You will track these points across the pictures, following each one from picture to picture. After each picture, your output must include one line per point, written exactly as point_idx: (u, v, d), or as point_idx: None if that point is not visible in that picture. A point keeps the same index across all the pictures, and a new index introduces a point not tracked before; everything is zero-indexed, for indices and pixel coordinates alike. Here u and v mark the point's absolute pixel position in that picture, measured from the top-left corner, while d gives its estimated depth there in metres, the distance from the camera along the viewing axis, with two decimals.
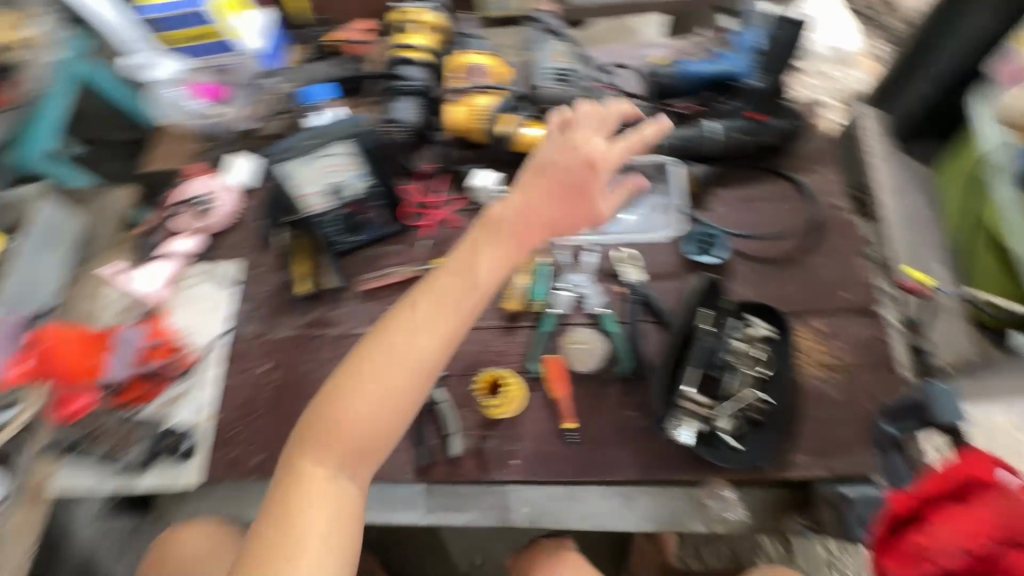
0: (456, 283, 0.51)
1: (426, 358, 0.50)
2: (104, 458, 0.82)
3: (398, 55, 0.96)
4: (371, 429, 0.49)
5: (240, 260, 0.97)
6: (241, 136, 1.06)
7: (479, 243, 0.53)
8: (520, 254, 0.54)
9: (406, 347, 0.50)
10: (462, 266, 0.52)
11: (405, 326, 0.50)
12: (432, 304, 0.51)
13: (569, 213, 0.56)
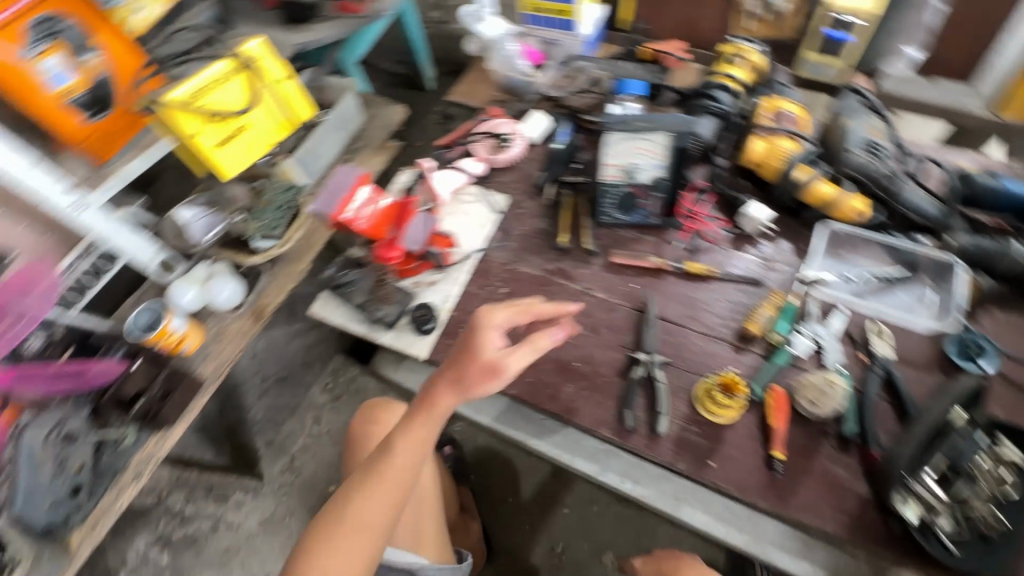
0: (377, 499, 0.74)
1: (373, 515, 0.74)
2: (362, 304, 0.97)
3: (715, 79, 1.06)
4: (339, 561, 0.72)
5: (510, 197, 1.10)
6: (541, 97, 1.20)
7: (376, 487, 0.75)
8: (468, 387, 0.75)
9: (347, 530, 0.73)
10: (377, 478, 0.76)
11: (350, 526, 0.73)
12: (344, 524, 0.74)
13: (468, 379, 0.75)
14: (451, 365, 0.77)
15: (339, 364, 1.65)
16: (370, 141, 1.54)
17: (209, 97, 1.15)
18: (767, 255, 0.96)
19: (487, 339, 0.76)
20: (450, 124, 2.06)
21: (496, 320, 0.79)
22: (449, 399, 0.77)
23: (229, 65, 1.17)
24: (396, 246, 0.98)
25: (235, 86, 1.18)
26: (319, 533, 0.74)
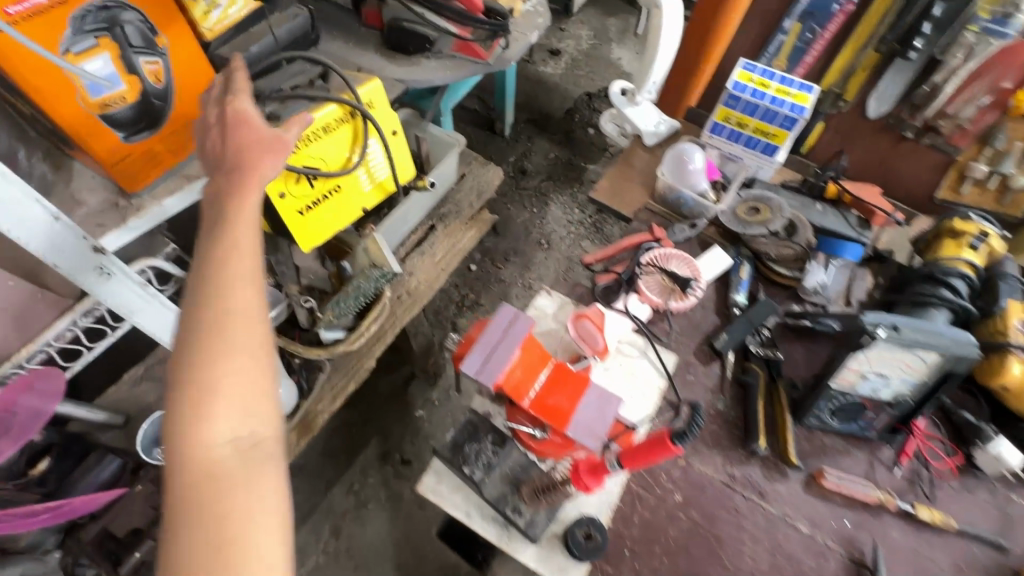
0: (246, 229, 0.54)
1: (249, 249, 0.53)
2: (500, 503, 0.70)
3: (948, 263, 0.87)
4: (239, 330, 0.49)
5: (679, 356, 0.87)
6: (715, 227, 0.99)
7: (238, 217, 0.54)
8: (265, 134, 0.60)
9: (230, 271, 0.51)
10: (228, 219, 0.54)
11: (224, 266, 0.51)
12: (206, 268, 0.51)
13: (255, 144, 0.59)
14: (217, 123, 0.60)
15: (369, 460, 1.37)
16: (461, 208, 1.27)
17: (308, 147, 0.86)
18: (1008, 507, 0.77)
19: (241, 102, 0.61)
20: (523, 180, 1.82)
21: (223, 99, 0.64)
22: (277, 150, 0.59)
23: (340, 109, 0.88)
24: (598, 471, 0.67)
25: (340, 136, 0.90)
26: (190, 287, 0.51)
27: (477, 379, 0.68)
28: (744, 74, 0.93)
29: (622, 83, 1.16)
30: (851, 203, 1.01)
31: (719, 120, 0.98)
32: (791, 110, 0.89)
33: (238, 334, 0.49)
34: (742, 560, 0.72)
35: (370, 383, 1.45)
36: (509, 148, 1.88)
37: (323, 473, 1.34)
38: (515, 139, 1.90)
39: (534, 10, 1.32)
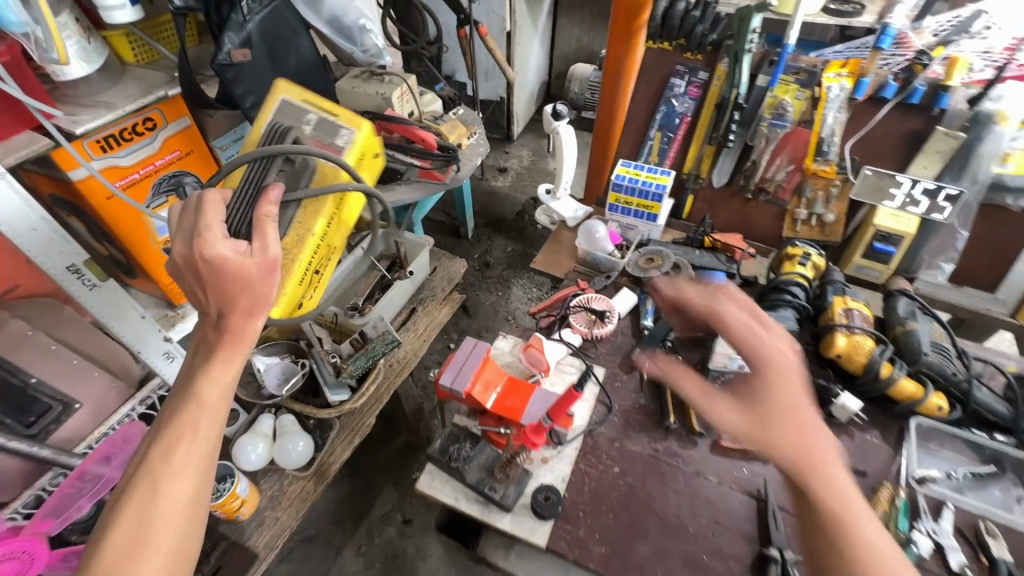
0: (206, 420, 0.65)
1: (201, 440, 0.64)
2: (480, 487, 0.93)
3: (787, 276, 1.21)
4: (164, 519, 0.59)
5: (608, 368, 1.15)
6: (627, 275, 1.32)
7: (195, 408, 0.65)
8: (252, 291, 0.69)
9: (175, 458, 0.62)
10: (195, 402, 0.65)
11: (163, 471, 0.61)
12: (157, 457, 0.62)
13: (235, 299, 0.68)
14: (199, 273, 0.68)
15: (374, 523, 1.53)
16: (435, 292, 1.60)
17: (316, 258, 0.93)
18: (860, 442, 1.02)
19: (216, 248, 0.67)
20: (488, 271, 2.17)
21: (212, 199, 0.73)
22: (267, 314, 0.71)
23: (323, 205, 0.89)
24: (540, 431, 0.95)
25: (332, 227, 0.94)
26: (138, 467, 0.61)
27: (451, 387, 0.95)
28: (624, 168, 1.33)
29: (547, 187, 1.58)
30: (722, 247, 1.37)
31: (613, 202, 1.37)
32: (657, 188, 1.28)
33: (162, 536, 0.59)
34: (671, 505, 0.94)
35: (371, 454, 1.65)
36: (472, 247, 2.26)
37: (333, 539, 1.50)
38: (477, 240, 2.30)
39: (476, 142, 1.77)
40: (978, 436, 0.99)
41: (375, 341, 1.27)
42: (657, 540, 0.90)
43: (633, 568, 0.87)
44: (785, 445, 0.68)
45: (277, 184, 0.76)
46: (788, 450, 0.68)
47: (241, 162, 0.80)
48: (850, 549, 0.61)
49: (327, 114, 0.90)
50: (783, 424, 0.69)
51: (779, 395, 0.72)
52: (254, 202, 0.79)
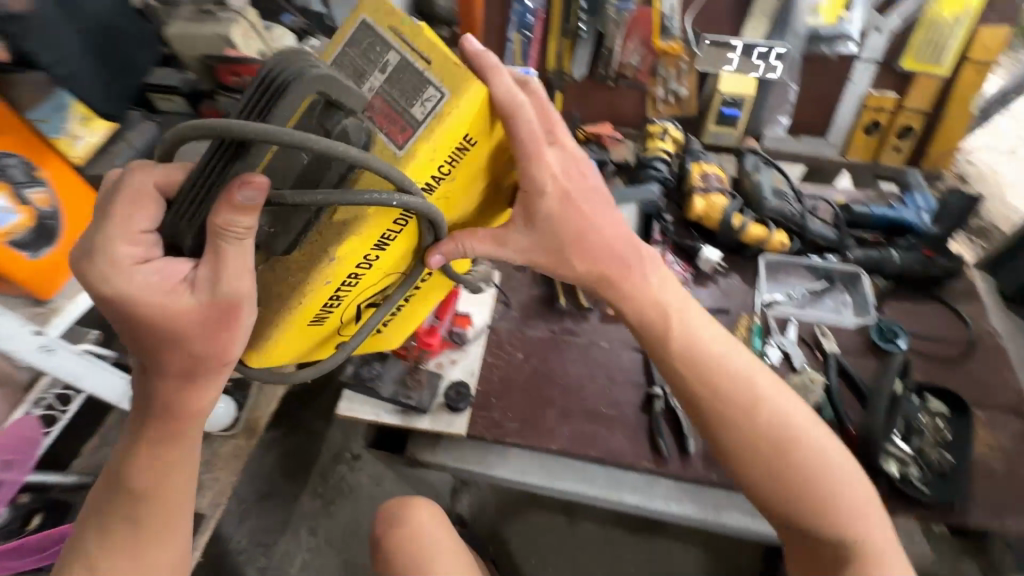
0: (154, 508, 0.66)
1: (150, 522, 0.67)
2: (396, 399, 1.00)
3: (650, 153, 1.30)
4: None
5: (502, 270, 1.21)
6: None
7: (136, 496, 0.66)
8: (197, 351, 0.60)
9: (121, 539, 0.66)
10: (135, 488, 0.66)
11: (108, 548, 0.66)
12: (103, 535, 0.67)
13: (186, 368, 0.62)
14: (138, 334, 0.59)
15: (325, 466, 1.59)
16: None
17: (380, 282, 0.77)
18: (723, 286, 1.17)
19: (174, 311, 0.57)
20: None
21: (140, 197, 0.58)
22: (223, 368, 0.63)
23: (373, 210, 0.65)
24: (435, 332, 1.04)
25: (387, 245, 0.70)
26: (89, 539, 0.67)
27: None
28: None
29: None
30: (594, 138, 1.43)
31: None
32: None
33: None
34: (571, 375, 1.06)
35: (308, 406, 1.68)
36: None
37: (288, 490, 1.55)
38: None
39: None
40: (813, 260, 1.16)
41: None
42: (562, 405, 1.02)
43: (543, 433, 0.99)
44: (575, 266, 0.79)
45: (252, 182, 0.52)
46: (642, 310, 0.80)
47: (190, 134, 0.54)
48: (822, 502, 0.70)
49: (415, 50, 0.62)
50: (577, 245, 0.77)
51: (571, 220, 0.75)
52: (204, 201, 0.57)
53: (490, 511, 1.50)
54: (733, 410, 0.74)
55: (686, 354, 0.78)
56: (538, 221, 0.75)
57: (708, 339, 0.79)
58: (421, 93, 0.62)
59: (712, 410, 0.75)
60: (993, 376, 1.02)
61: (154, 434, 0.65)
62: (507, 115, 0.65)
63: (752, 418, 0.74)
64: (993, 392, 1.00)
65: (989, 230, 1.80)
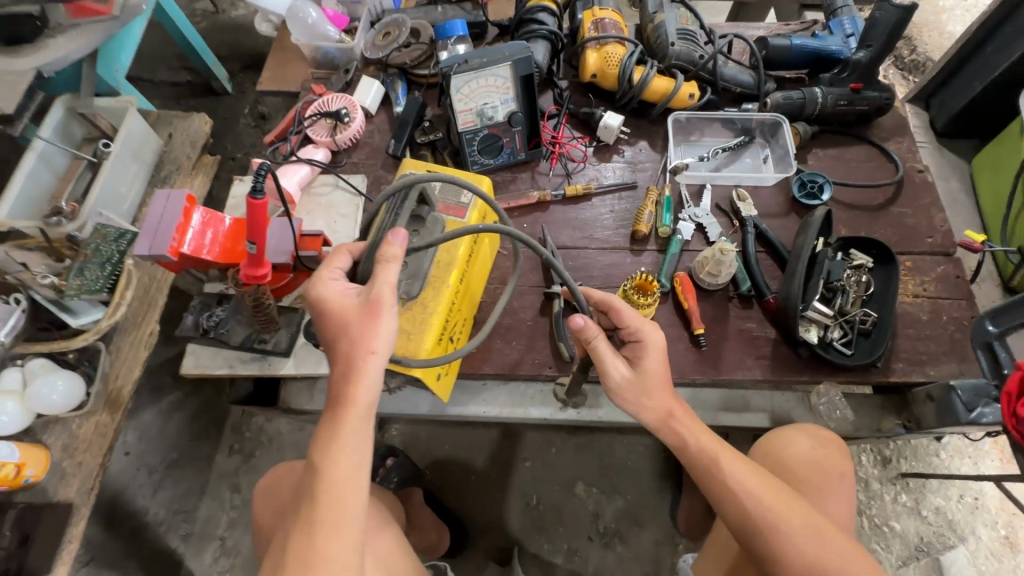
0: (350, 460, 0.57)
1: (354, 478, 0.57)
2: (250, 347, 0.83)
3: (534, 3, 1.05)
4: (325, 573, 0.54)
5: (370, 174, 1.00)
6: (368, 62, 1.10)
7: (331, 456, 0.57)
8: (370, 339, 0.58)
9: (319, 513, 0.56)
10: (324, 453, 0.57)
11: (315, 526, 0.56)
12: (313, 505, 0.56)
13: (354, 337, 0.59)
14: (318, 318, 0.62)
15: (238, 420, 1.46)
16: (180, 163, 1.31)
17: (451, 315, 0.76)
18: (629, 157, 1.00)
19: (326, 296, 0.61)
20: (266, 124, 1.81)
21: (341, 250, 0.67)
22: (369, 358, 0.58)
23: (460, 246, 0.76)
24: (285, 269, 0.82)
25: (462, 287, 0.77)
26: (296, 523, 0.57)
27: (152, 256, 0.75)
28: None
29: None
30: None
31: None
32: None
33: None
34: None
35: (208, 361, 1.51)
36: (239, 101, 1.86)
37: (200, 452, 1.42)
38: (240, 92, 1.87)
39: None
40: (728, 112, 0.98)
41: (93, 241, 1.05)
42: None
43: None
44: (655, 404, 0.67)
45: (399, 230, 0.61)
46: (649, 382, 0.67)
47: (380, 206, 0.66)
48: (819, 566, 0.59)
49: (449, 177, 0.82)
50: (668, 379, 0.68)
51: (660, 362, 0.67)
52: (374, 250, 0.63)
53: (422, 437, 1.41)
54: (778, 526, 0.60)
55: (711, 463, 0.64)
56: (642, 365, 0.67)
57: (743, 459, 0.65)
58: (447, 186, 0.80)
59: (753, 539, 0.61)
60: (924, 217, 0.92)
61: (344, 400, 0.58)
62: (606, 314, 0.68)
63: (782, 538, 0.60)
64: (923, 236, 0.90)
65: (922, 64, 1.65)
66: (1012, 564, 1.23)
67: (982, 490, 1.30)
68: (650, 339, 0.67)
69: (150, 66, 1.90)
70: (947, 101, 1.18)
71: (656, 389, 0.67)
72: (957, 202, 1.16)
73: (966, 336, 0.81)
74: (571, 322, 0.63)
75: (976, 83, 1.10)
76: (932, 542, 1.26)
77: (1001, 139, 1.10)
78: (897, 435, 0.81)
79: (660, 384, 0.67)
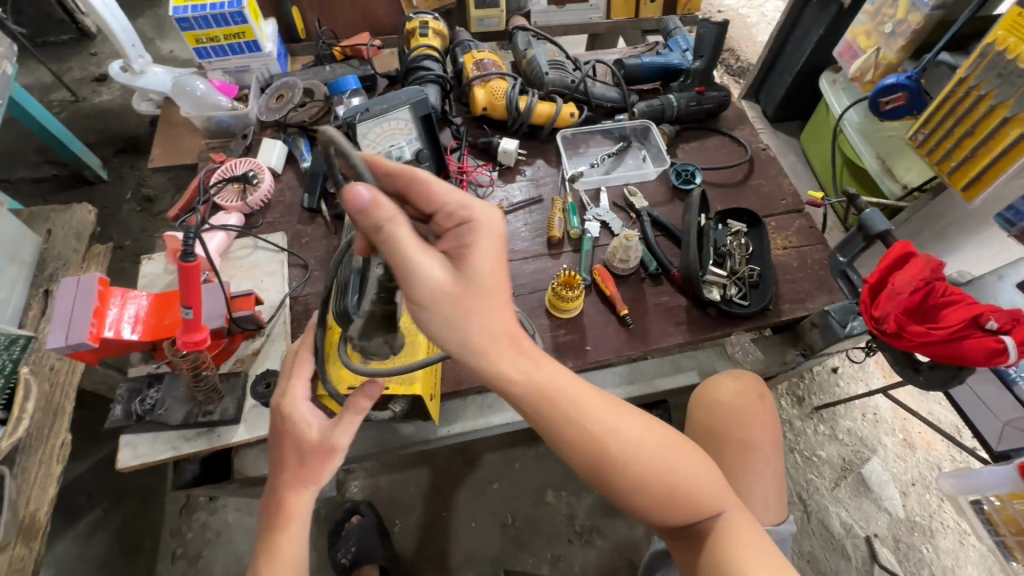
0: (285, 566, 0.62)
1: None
2: (194, 422, 0.80)
3: (417, 52, 1.14)
4: None
5: (288, 229, 1.01)
6: (266, 125, 1.12)
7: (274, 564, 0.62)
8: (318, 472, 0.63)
9: None
10: (268, 559, 0.63)
11: None
12: None
13: (307, 467, 0.63)
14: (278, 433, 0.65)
15: (176, 520, 1.33)
16: (68, 258, 1.22)
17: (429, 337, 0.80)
18: (529, 175, 1.11)
19: (291, 425, 0.64)
20: (154, 206, 1.72)
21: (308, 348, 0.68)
22: (305, 490, 0.64)
23: None
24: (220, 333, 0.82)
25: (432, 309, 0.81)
26: None
27: (70, 347, 0.72)
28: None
29: (120, 61, 1.19)
30: (353, 53, 1.24)
31: (196, 46, 1.09)
32: (230, 7, 1.03)
33: None
34: None
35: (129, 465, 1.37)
36: (119, 187, 1.75)
37: (136, 569, 1.27)
38: (119, 177, 1.77)
39: None
40: (605, 124, 1.13)
41: None
42: None
43: None
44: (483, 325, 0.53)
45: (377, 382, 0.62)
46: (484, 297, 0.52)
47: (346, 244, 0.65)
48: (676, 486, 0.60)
49: None
50: (493, 295, 0.53)
51: (492, 260, 0.53)
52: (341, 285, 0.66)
53: (384, 486, 1.38)
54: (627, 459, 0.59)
55: (567, 419, 0.57)
56: (467, 264, 0.52)
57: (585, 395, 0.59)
58: None
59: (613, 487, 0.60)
60: (775, 184, 1.11)
61: (285, 519, 0.64)
62: (416, 188, 0.54)
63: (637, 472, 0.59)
64: (777, 200, 1.09)
65: (747, 68, 1.98)
66: (914, 461, 1.44)
67: (877, 405, 1.52)
68: (479, 220, 0.53)
69: (6, 165, 1.75)
70: (771, 94, 1.44)
71: (483, 302, 0.52)
72: (798, 171, 1.40)
73: (828, 271, 0.99)
74: (352, 195, 0.47)
75: (787, 76, 1.36)
76: (852, 459, 1.45)
77: (816, 116, 1.37)
78: (799, 363, 0.96)
79: (476, 296, 0.52)
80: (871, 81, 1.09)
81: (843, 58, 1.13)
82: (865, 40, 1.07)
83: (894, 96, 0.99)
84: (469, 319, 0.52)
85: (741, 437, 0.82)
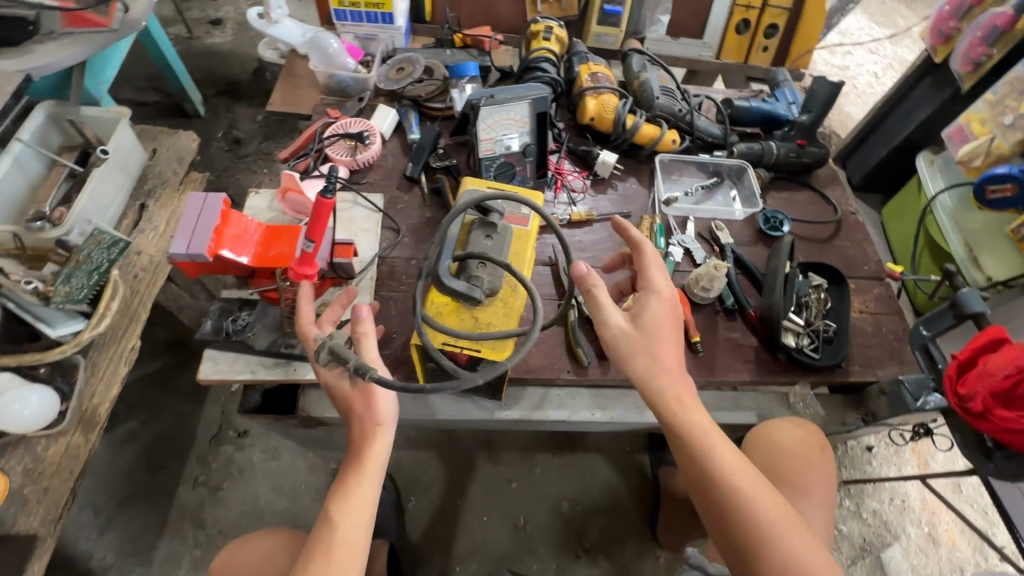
0: (350, 512, 0.64)
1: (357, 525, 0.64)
2: (278, 354, 0.83)
3: (537, 54, 1.18)
4: None
5: (385, 193, 1.05)
6: (382, 94, 1.18)
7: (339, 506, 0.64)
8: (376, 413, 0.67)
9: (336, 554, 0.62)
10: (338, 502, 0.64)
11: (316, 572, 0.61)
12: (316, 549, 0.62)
13: (362, 410, 0.68)
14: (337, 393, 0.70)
15: (203, 450, 1.36)
16: (166, 178, 1.27)
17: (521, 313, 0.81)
18: (620, 190, 1.14)
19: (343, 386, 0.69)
20: (240, 148, 1.80)
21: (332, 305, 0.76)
22: (377, 429, 0.67)
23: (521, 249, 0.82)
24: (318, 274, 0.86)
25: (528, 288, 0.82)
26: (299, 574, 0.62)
27: (190, 255, 0.76)
28: None
29: (259, 8, 1.26)
30: (472, 43, 1.28)
31: (337, 7, 1.16)
32: None
33: None
34: None
35: (170, 386, 1.42)
36: (212, 124, 1.83)
37: (159, 487, 1.31)
38: (213, 115, 1.85)
39: None
40: (702, 157, 1.16)
41: (85, 248, 1.00)
42: None
43: None
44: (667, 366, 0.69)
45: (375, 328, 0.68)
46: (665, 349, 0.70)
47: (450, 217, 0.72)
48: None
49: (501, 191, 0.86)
50: (660, 343, 0.70)
51: (660, 312, 0.71)
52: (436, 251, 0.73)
53: (405, 462, 1.40)
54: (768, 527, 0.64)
55: (734, 490, 0.65)
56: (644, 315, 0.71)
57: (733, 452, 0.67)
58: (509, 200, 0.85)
59: (753, 546, 0.63)
60: (860, 249, 1.12)
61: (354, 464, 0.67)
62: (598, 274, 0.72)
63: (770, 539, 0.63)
64: (859, 265, 1.10)
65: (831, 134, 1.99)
66: (937, 557, 1.40)
67: (907, 492, 1.49)
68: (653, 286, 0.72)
69: (114, 84, 1.84)
70: (860, 163, 1.44)
71: (651, 341, 0.70)
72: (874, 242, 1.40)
73: (902, 344, 0.99)
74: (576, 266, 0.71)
75: (883, 148, 1.37)
76: (873, 541, 1.42)
77: (904, 191, 1.37)
78: (858, 427, 0.96)
79: (646, 341, 0.70)
80: (978, 168, 1.08)
81: (952, 140, 1.14)
82: (979, 127, 1.08)
83: (1004, 186, 1.00)
84: (638, 356, 0.69)
85: (799, 479, 0.82)
